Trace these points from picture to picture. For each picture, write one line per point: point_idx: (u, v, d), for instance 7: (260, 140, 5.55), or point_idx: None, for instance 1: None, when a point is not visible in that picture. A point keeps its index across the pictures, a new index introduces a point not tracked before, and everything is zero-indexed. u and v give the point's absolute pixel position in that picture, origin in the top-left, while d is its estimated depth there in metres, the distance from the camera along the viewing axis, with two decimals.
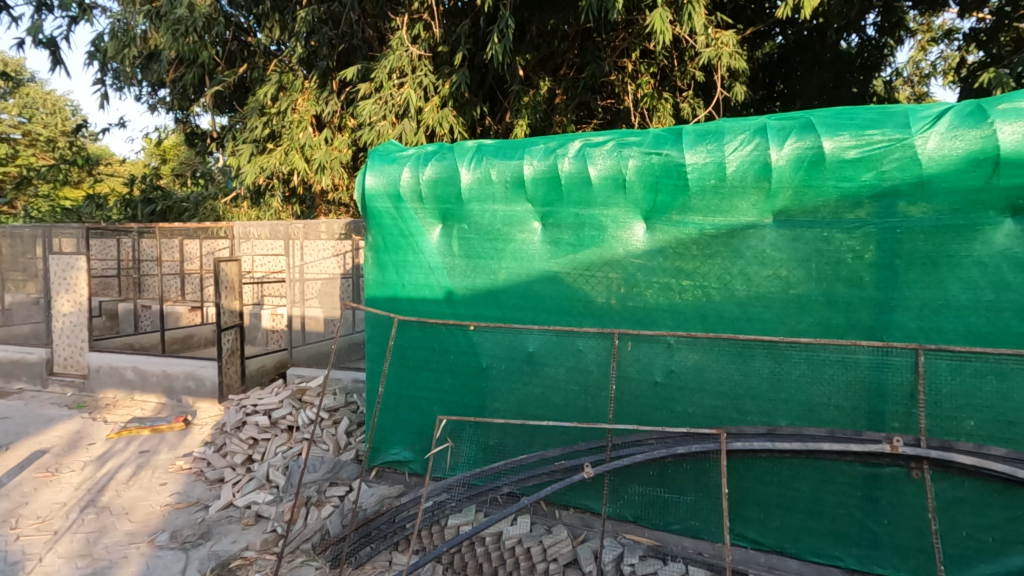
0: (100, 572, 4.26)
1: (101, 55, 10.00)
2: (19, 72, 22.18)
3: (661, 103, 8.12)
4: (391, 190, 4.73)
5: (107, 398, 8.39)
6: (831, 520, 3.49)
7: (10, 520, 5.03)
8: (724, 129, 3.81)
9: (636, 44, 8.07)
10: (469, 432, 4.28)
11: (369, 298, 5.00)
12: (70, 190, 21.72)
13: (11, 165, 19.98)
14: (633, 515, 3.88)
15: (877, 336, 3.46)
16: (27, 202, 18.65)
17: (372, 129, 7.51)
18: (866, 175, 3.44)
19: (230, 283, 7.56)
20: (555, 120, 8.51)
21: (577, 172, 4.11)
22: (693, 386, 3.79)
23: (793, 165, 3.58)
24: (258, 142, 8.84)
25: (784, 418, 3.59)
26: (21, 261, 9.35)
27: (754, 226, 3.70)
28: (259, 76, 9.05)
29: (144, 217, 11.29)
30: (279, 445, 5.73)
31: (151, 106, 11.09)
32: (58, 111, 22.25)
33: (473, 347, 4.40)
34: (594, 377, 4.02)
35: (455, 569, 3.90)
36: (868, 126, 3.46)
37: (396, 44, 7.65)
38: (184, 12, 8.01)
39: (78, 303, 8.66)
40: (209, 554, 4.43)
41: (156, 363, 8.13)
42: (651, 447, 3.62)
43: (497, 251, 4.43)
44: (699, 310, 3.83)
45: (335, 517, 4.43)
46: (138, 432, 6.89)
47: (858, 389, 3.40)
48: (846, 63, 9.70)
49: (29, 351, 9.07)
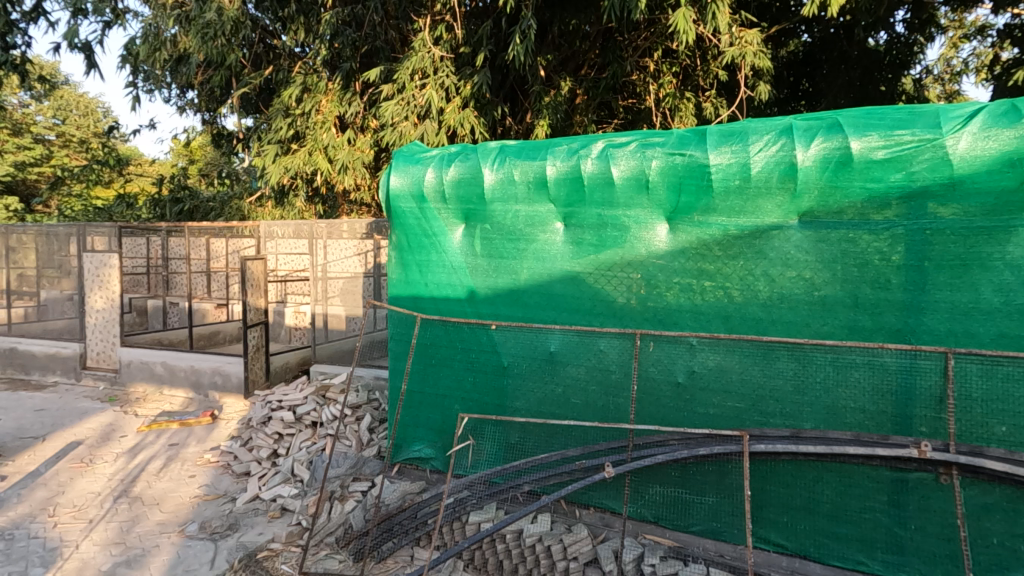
0: (134, 560, 4.39)
1: (133, 58, 10.30)
2: (54, 74, 22.89)
3: (683, 103, 8.13)
4: (415, 190, 4.80)
5: (137, 392, 8.63)
6: (857, 525, 3.45)
7: (48, 507, 5.21)
8: (749, 129, 3.79)
9: (658, 44, 8.04)
10: (490, 430, 4.29)
11: (392, 297, 5.08)
12: (102, 190, 22.38)
13: (45, 165, 20.67)
14: (654, 515, 3.88)
15: (905, 339, 3.41)
16: (61, 201, 19.26)
17: (394, 130, 7.61)
18: (895, 176, 3.39)
19: (255, 281, 7.70)
20: (576, 121, 8.52)
21: (600, 172, 4.12)
22: (716, 387, 3.78)
23: (820, 165, 3.54)
24: (283, 143, 8.99)
25: (809, 421, 3.56)
26: (56, 258, 9.64)
27: (778, 227, 3.67)
28: (285, 78, 9.23)
29: (173, 216, 11.58)
30: (303, 441, 5.85)
31: (180, 108, 11.37)
32: (90, 113, 23.15)
33: (495, 346, 4.44)
34: (614, 377, 4.04)
35: (476, 565, 3.95)
36: (898, 126, 3.41)
37: (419, 45, 7.73)
38: (212, 17, 8.21)
39: (110, 300, 8.92)
40: (236, 545, 4.55)
41: (185, 358, 8.35)
42: (673, 448, 3.62)
43: (519, 252, 4.46)
44: (722, 311, 3.82)
45: (359, 511, 4.51)
46: (167, 426, 7.11)
47: (885, 393, 3.35)
48: (874, 61, 9.56)
49: (64, 345, 9.38)
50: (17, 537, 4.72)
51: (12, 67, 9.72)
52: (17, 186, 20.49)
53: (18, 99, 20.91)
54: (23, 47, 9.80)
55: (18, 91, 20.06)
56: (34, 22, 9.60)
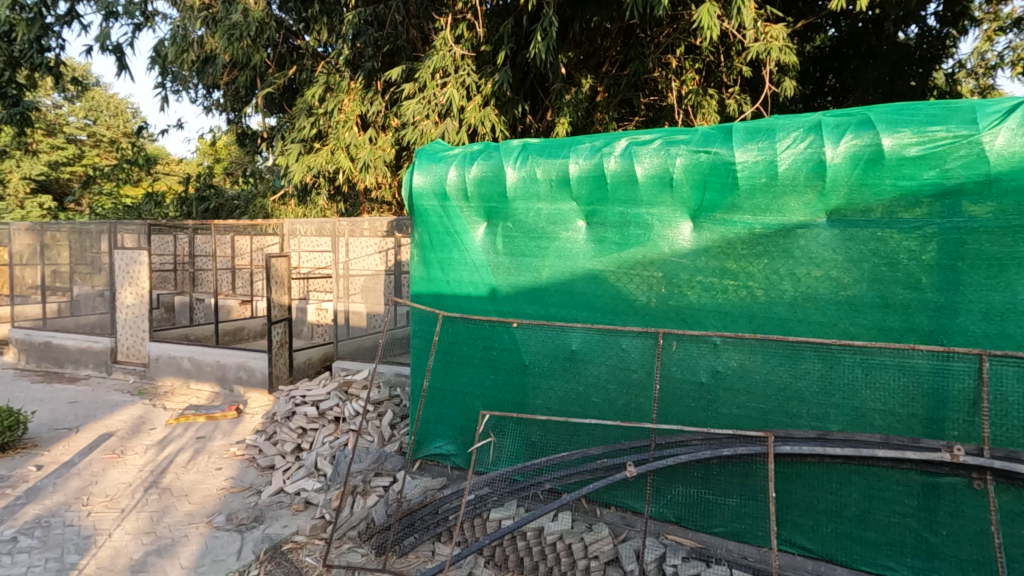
0: (164, 549, 4.51)
1: (162, 59, 10.52)
2: (86, 76, 23.58)
3: (706, 99, 8.09)
4: (437, 188, 4.83)
5: (165, 385, 8.86)
6: (885, 530, 3.39)
7: (82, 497, 5.38)
8: (777, 126, 3.73)
9: (681, 40, 7.98)
10: (511, 428, 4.33)
11: (414, 294, 5.13)
12: (130, 188, 23.00)
13: (78, 164, 21.31)
14: (676, 515, 3.83)
15: (937, 340, 3.33)
16: (92, 200, 19.85)
17: (415, 128, 7.66)
18: (928, 173, 3.31)
19: (280, 278, 7.81)
20: (597, 118, 8.46)
21: (623, 170, 4.09)
22: (741, 388, 3.74)
23: (849, 162, 3.48)
24: (306, 142, 9.10)
25: (836, 423, 3.50)
26: (88, 254, 9.89)
27: (806, 225, 3.62)
28: (308, 78, 9.34)
29: (199, 214, 11.85)
30: (326, 435, 5.93)
31: (206, 108, 11.61)
32: (120, 113, 23.83)
33: (517, 344, 4.44)
34: (636, 376, 4.01)
35: (496, 562, 4.01)
36: (932, 122, 3.33)
37: (440, 44, 7.77)
38: (239, 18, 8.36)
39: (140, 296, 9.14)
40: (262, 537, 4.64)
41: (210, 353, 8.52)
42: (696, 448, 3.59)
43: (541, 250, 4.46)
44: (747, 310, 3.77)
45: (380, 506, 4.55)
46: (194, 419, 7.28)
47: (916, 395, 3.29)
48: (904, 55, 9.34)
49: (95, 339, 9.65)
50: (53, 525, 4.87)
51: (47, 69, 10.02)
52: (51, 186, 21.05)
53: (52, 101, 21.54)
54: (57, 50, 10.10)
55: (52, 92, 20.67)
56: (68, 25, 9.89)
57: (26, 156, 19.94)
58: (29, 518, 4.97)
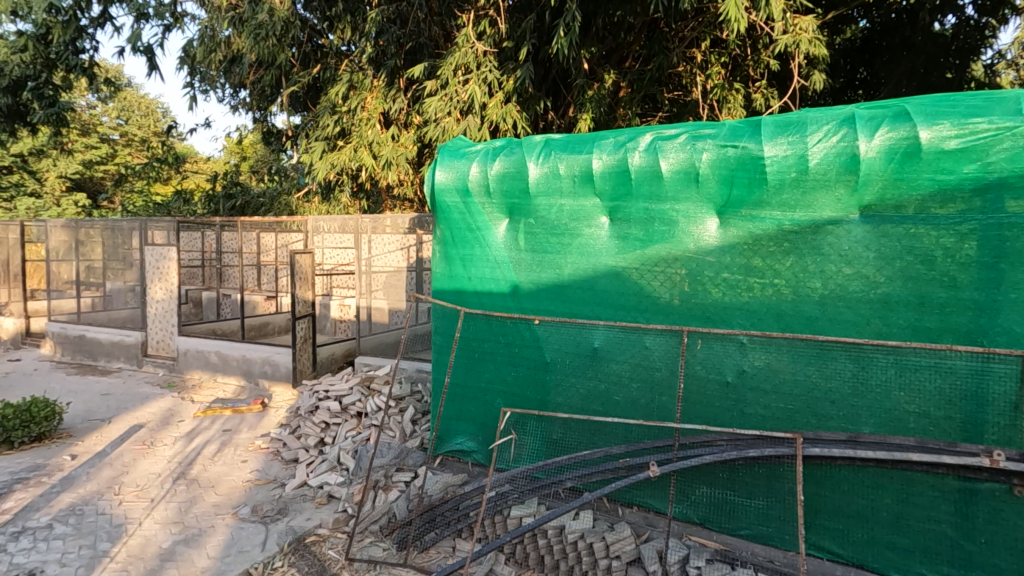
0: (191, 539, 4.60)
1: (190, 59, 10.75)
2: (118, 77, 24.21)
3: (732, 94, 7.97)
4: (459, 184, 4.82)
5: (193, 379, 9.06)
6: (918, 536, 3.28)
7: (114, 486, 5.52)
8: (808, 120, 3.63)
9: (707, 33, 7.86)
10: (532, 425, 4.30)
11: (437, 291, 5.15)
12: (160, 186, 23.57)
13: (111, 163, 21.95)
14: (699, 517, 3.77)
15: (976, 341, 3.21)
16: (124, 198, 20.48)
17: (438, 125, 7.66)
18: (968, 167, 3.18)
19: (304, 274, 7.92)
20: (619, 114, 8.38)
21: (647, 166, 4.03)
22: (768, 388, 3.66)
23: (884, 156, 3.36)
24: (330, 140, 9.18)
25: (868, 425, 3.40)
26: (120, 251, 10.15)
27: (836, 222, 3.51)
28: (331, 76, 9.42)
29: (225, 211, 12.11)
30: (348, 430, 5.99)
31: (233, 107, 11.83)
32: (151, 113, 24.43)
33: (538, 341, 4.41)
34: (660, 375, 3.95)
35: (517, 559, 3.98)
36: (972, 114, 3.20)
37: (462, 40, 7.75)
38: (264, 18, 8.47)
39: (169, 291, 9.34)
40: (286, 529, 4.71)
41: (237, 348, 8.68)
42: (721, 448, 3.51)
43: (563, 246, 4.42)
44: (774, 309, 3.68)
45: (402, 501, 4.58)
46: (221, 412, 7.43)
47: (953, 397, 3.17)
48: (940, 46, 9.10)
49: (127, 334, 9.91)
50: (86, 513, 5.01)
51: (82, 70, 10.31)
52: (85, 185, 21.67)
53: (86, 101, 22.16)
54: (91, 52, 10.36)
55: (86, 92, 21.24)
56: (102, 27, 10.15)
57: (62, 155, 20.54)
58: (64, 506, 5.13)
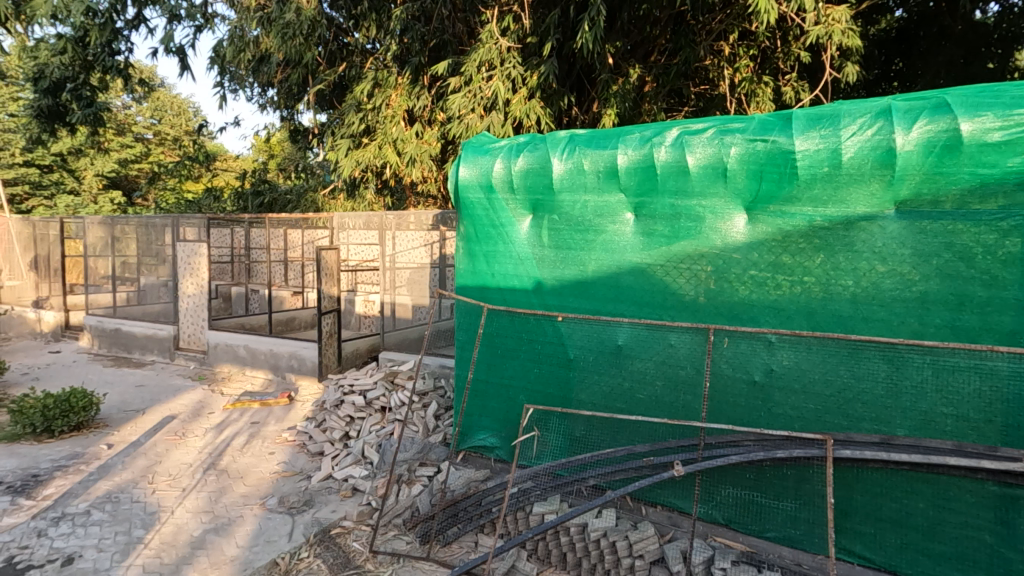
0: (221, 528, 4.71)
1: (220, 59, 10.97)
2: (152, 78, 24.86)
3: (760, 87, 7.82)
4: (483, 181, 4.82)
5: (223, 371, 9.29)
6: (955, 542, 3.17)
7: (147, 475, 5.69)
8: (842, 112, 3.52)
9: (734, 26, 7.71)
10: (555, 423, 4.31)
11: (460, 287, 5.17)
12: (192, 185, 24.17)
13: (144, 162, 22.57)
14: (725, 517, 3.73)
15: (1018, 342, 3.08)
16: (158, 195, 21.12)
17: (461, 122, 7.68)
18: (1012, 160, 3.05)
19: (329, 271, 8.01)
20: (645, 108, 8.27)
21: (674, 160, 3.97)
22: (797, 388, 3.57)
23: (922, 150, 3.24)
24: (354, 137, 9.28)
25: (902, 427, 3.29)
26: (154, 247, 10.46)
27: (870, 218, 3.41)
28: (357, 75, 9.54)
29: (254, 208, 12.36)
30: (372, 424, 6.08)
31: (260, 107, 12.06)
32: (183, 113, 25.00)
33: (562, 338, 4.40)
34: (685, 373, 3.90)
35: (539, 556, 3.98)
36: (1017, 104, 3.07)
37: (486, 37, 7.75)
38: (291, 17, 8.59)
39: (199, 286, 9.57)
40: (312, 521, 4.79)
41: (265, 343, 8.85)
42: (748, 449, 3.45)
43: (587, 243, 4.39)
44: (804, 307, 3.59)
45: (425, 495, 4.62)
46: (249, 405, 7.59)
47: (994, 400, 3.05)
48: (980, 34, 8.76)
49: (159, 327, 10.20)
50: (121, 500, 5.17)
51: (117, 71, 10.60)
52: (120, 183, 22.33)
53: (121, 101, 22.81)
54: (126, 53, 10.64)
55: (122, 92, 21.84)
56: (136, 29, 10.43)
57: (99, 155, 21.15)
58: (101, 493, 5.30)
